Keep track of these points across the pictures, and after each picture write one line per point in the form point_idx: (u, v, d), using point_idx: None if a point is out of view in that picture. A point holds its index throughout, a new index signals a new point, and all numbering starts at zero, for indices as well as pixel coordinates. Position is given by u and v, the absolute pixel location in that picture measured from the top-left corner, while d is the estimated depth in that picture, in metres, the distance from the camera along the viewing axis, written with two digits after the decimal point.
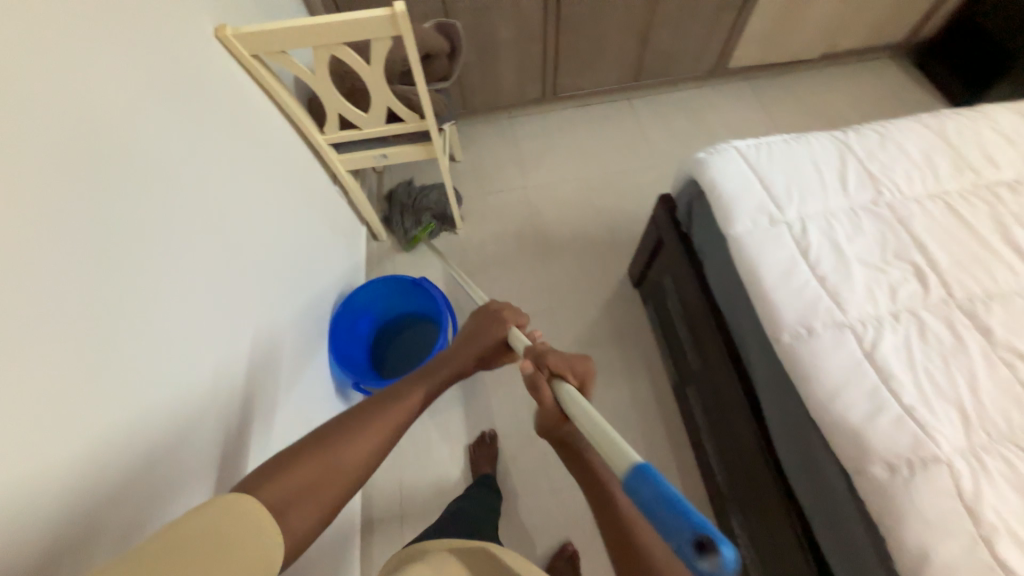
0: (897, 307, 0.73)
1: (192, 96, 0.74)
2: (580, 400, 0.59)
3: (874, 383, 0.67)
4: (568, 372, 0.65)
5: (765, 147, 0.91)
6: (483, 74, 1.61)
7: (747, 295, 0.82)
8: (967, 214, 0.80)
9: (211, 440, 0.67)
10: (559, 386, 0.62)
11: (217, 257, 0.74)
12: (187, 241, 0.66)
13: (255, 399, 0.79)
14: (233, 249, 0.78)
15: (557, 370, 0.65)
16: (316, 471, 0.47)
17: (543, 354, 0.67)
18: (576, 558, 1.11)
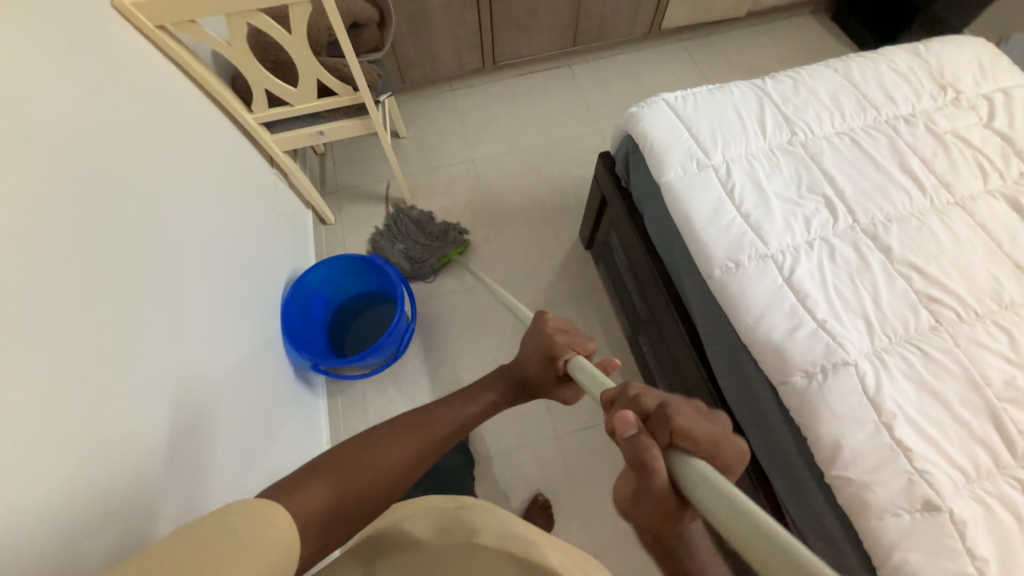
0: (812, 235, 0.80)
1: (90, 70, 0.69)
2: (732, 493, 0.38)
3: (793, 304, 0.73)
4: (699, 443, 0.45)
5: (691, 98, 0.96)
6: (418, 45, 1.57)
7: (682, 238, 0.87)
8: (869, 147, 0.88)
9: (155, 422, 0.65)
10: (684, 460, 0.43)
11: (139, 233, 0.70)
12: (104, 223, 0.64)
13: (203, 386, 0.77)
14: (162, 233, 0.75)
15: (680, 436, 0.45)
16: (331, 496, 0.52)
17: (666, 409, 0.47)
18: (549, 507, 1.16)
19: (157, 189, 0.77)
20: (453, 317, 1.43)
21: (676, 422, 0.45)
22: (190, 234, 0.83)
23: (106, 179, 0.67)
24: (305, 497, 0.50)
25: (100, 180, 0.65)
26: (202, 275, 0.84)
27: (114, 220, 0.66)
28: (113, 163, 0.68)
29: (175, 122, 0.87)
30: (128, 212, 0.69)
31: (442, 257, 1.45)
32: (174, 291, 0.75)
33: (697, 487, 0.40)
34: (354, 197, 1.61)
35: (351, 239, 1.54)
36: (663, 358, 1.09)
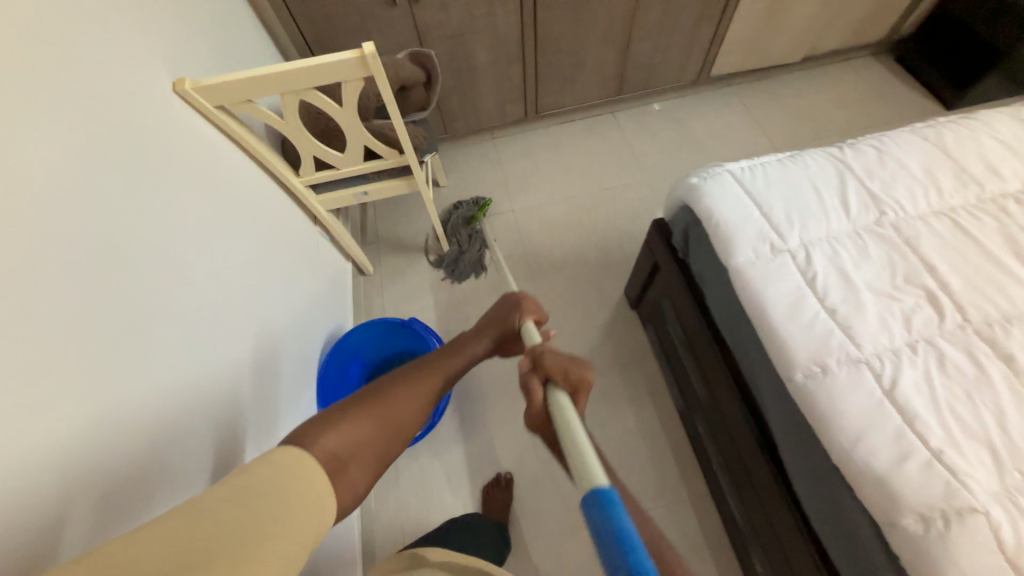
0: (913, 336, 0.69)
1: (153, 162, 0.69)
2: (569, 420, 0.54)
3: (897, 426, 0.63)
4: (562, 375, 0.62)
5: (759, 170, 0.88)
6: (462, 98, 1.57)
7: (754, 330, 0.78)
8: (975, 230, 0.77)
9: (203, 406, 0.69)
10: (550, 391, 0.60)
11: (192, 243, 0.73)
12: (151, 329, 0.61)
13: (249, 358, 0.83)
14: (209, 321, 0.73)
15: (551, 373, 0.62)
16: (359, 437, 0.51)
17: (540, 354, 0.65)
18: None
19: (206, 274, 0.75)
20: (490, 378, 1.37)
21: (545, 362, 0.63)
22: (235, 313, 0.81)
23: (159, 277, 0.65)
24: (346, 435, 0.49)
25: (153, 279, 0.63)
26: (244, 356, 0.81)
27: (163, 320, 0.64)
28: (166, 258, 0.67)
29: (227, 198, 0.87)
30: (184, 235, 0.72)
31: (470, 219, 1.53)
32: (212, 385, 0.72)
33: (551, 407, 0.58)
34: (392, 247, 1.59)
35: (388, 290, 1.52)
36: (726, 449, 0.98)
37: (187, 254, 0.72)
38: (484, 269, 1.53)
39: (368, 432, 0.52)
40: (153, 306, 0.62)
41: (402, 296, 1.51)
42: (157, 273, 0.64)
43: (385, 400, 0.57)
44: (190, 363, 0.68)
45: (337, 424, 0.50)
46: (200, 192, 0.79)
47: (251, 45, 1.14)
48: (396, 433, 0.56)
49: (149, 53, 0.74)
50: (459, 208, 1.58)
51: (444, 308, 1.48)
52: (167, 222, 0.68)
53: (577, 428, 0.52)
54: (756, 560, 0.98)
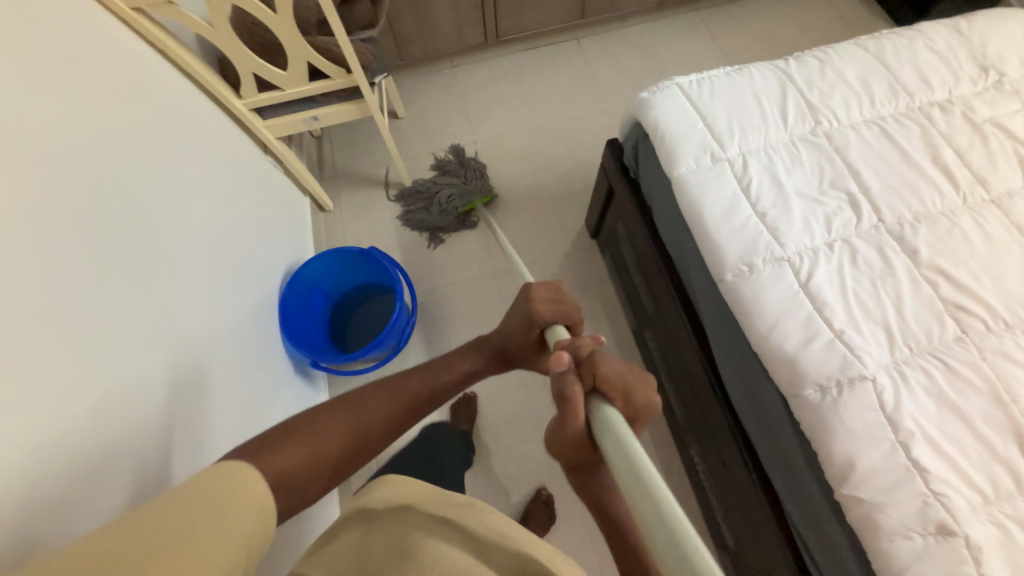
0: (832, 236, 0.75)
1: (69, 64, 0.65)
2: (644, 464, 0.42)
3: (808, 312, 0.69)
4: (616, 386, 0.54)
5: (707, 82, 0.89)
6: (416, 18, 1.48)
7: (693, 237, 0.83)
8: (900, 138, 0.81)
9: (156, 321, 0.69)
10: (599, 408, 0.52)
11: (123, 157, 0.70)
12: (88, 234, 0.61)
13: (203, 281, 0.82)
14: (154, 236, 0.73)
15: (602, 382, 0.54)
16: (305, 453, 0.52)
17: (593, 361, 0.56)
18: (552, 502, 1.16)
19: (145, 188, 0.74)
20: (454, 309, 1.40)
21: (601, 370, 0.54)
22: (184, 230, 0.80)
23: (89, 185, 0.63)
24: (280, 461, 0.49)
25: (83, 186, 0.62)
26: (198, 274, 0.82)
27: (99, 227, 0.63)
28: (97, 165, 0.65)
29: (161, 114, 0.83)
30: (111, 148, 0.69)
31: (468, 201, 1.46)
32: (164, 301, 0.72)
33: (606, 430, 0.49)
34: (353, 183, 1.56)
35: (350, 226, 1.51)
36: (671, 357, 1.07)
37: (118, 165, 0.69)
38: (436, 241, 1.48)
39: (311, 453, 0.52)
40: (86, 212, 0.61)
41: (365, 231, 1.50)
42: (87, 178, 0.63)
43: (327, 424, 0.56)
44: (135, 278, 0.67)
45: (271, 450, 0.50)
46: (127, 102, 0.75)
47: None
48: (335, 458, 0.55)
49: None
50: (471, 180, 1.50)
51: (407, 243, 1.48)
52: (90, 129, 0.66)
53: (648, 464, 0.42)
54: (695, 453, 1.09)
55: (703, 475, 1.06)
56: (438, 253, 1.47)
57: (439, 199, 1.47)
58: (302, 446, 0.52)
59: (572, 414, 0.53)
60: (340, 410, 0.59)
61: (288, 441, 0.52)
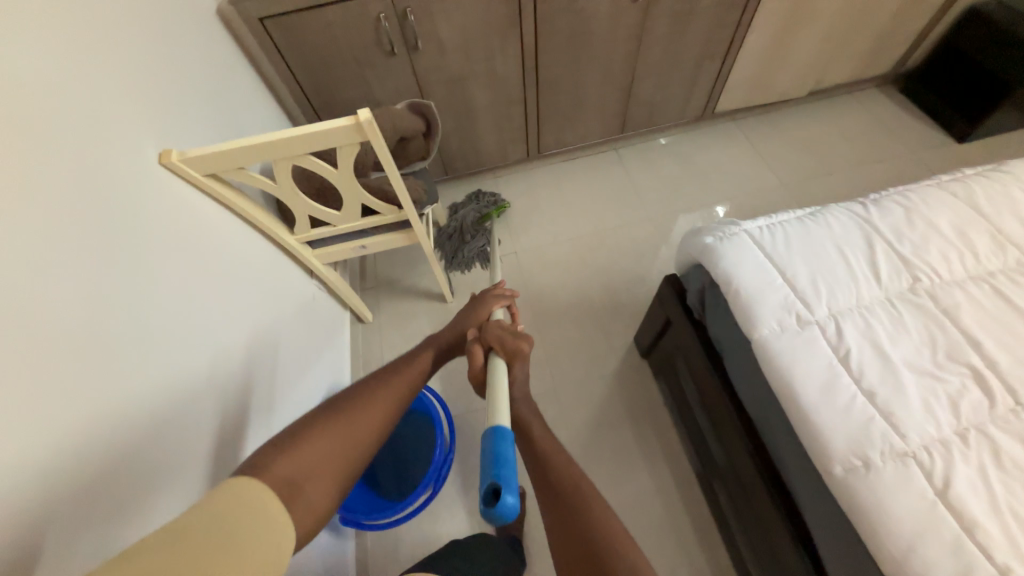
0: (962, 424, 0.63)
1: (139, 244, 0.64)
2: (496, 381, 0.65)
3: (955, 534, 0.56)
4: (500, 346, 0.72)
5: (779, 229, 0.83)
6: (462, 139, 1.54)
7: (782, 408, 0.72)
8: (1019, 299, 0.71)
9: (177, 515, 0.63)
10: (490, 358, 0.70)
11: (176, 330, 0.68)
12: (125, 439, 0.56)
13: (233, 443, 0.77)
14: (191, 417, 0.68)
15: (491, 343, 0.73)
16: (322, 450, 0.51)
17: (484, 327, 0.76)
18: None
19: (192, 365, 0.70)
20: None
21: (487, 333, 0.73)
22: (223, 400, 0.76)
23: (136, 378, 0.59)
24: (308, 455, 0.49)
25: (128, 384, 0.58)
26: (230, 448, 0.76)
27: (137, 428, 0.58)
28: (148, 354, 0.62)
29: (220, 271, 0.82)
30: (166, 326, 0.66)
31: (483, 214, 1.58)
32: (189, 486, 0.65)
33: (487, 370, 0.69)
34: (392, 292, 1.55)
35: (388, 338, 1.47)
36: (751, 525, 0.91)
37: (171, 341, 0.67)
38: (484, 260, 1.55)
39: (329, 451, 0.51)
40: (130, 413, 0.57)
41: (402, 344, 1.45)
42: (136, 372, 0.59)
43: (354, 413, 0.56)
44: (165, 473, 0.61)
45: (293, 447, 0.49)
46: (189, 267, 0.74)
47: (249, 97, 1.11)
48: (366, 444, 0.56)
49: (136, 123, 0.70)
50: (478, 199, 1.63)
51: None
52: (150, 314, 0.64)
53: (500, 380, 0.65)
54: None
55: None
56: None
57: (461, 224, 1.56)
58: (329, 435, 0.53)
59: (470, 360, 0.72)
60: (362, 399, 0.59)
61: (314, 433, 0.52)
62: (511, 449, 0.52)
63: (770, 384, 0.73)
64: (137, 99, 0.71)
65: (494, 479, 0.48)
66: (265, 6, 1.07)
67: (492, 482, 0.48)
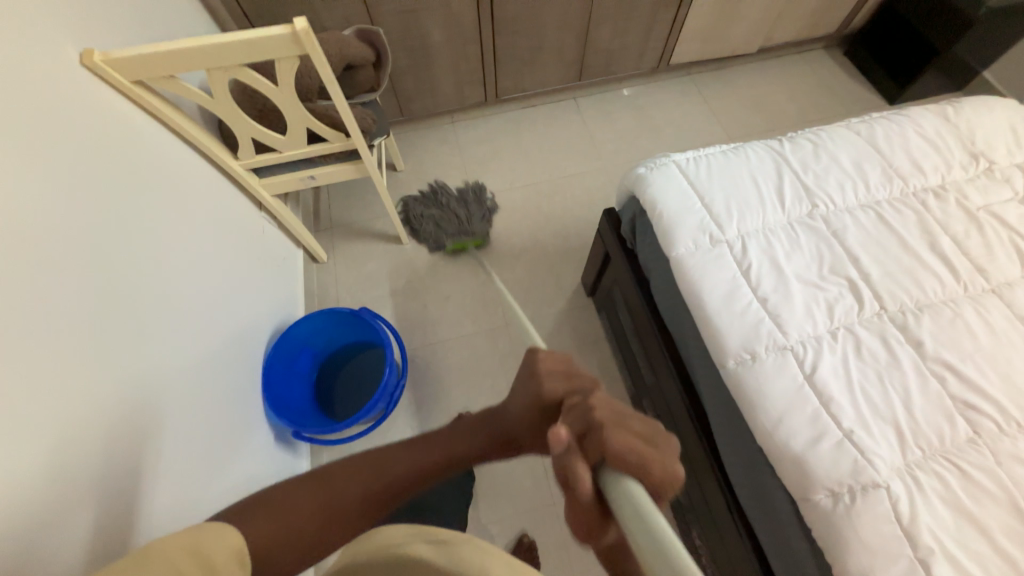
0: (835, 324, 0.73)
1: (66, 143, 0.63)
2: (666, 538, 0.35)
3: (815, 408, 0.67)
4: (629, 466, 0.43)
5: (704, 161, 0.89)
6: (418, 78, 1.51)
7: (693, 318, 0.81)
8: (896, 223, 0.81)
9: (125, 395, 0.65)
10: (620, 482, 0.41)
11: (109, 226, 0.68)
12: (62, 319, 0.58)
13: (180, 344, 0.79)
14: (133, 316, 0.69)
15: (610, 457, 0.43)
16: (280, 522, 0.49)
17: (602, 419, 0.47)
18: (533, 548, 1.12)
19: (132, 269, 0.71)
20: (445, 368, 1.36)
21: (603, 441, 0.44)
22: (167, 309, 0.77)
23: (73, 269, 0.60)
24: (259, 523, 0.48)
25: (65, 271, 0.59)
26: (177, 354, 0.78)
27: (76, 317, 0.59)
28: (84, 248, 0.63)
29: (155, 184, 0.81)
30: (100, 220, 0.66)
31: (456, 242, 1.47)
32: (134, 374, 0.67)
33: (625, 511, 0.40)
34: (348, 234, 1.55)
35: (344, 277, 1.48)
36: (670, 431, 1.02)
37: (104, 232, 0.67)
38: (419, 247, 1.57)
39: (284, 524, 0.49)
40: (67, 301, 0.59)
41: (358, 283, 1.47)
42: (70, 262, 0.60)
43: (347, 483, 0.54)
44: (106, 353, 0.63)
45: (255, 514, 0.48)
46: (119, 173, 0.73)
47: (183, 13, 1.05)
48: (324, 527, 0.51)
49: (51, 16, 0.67)
50: (474, 221, 1.50)
51: (402, 296, 1.46)
52: (84, 210, 0.64)
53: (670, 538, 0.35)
54: (695, 534, 1.03)
55: (704, 561, 1.00)
56: (432, 307, 1.45)
57: (434, 224, 1.50)
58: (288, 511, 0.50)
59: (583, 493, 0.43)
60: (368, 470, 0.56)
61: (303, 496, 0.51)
62: None
63: (684, 298, 0.81)
64: None
65: None
66: None
67: None
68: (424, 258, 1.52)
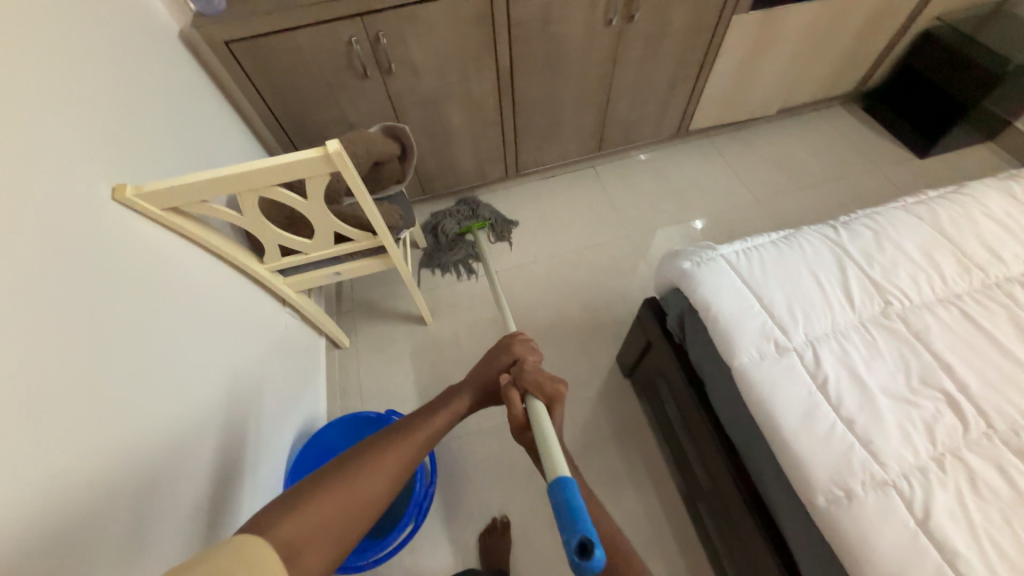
0: (938, 450, 0.64)
1: (96, 289, 0.60)
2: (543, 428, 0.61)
3: (938, 566, 0.56)
4: (538, 390, 0.68)
5: (755, 254, 0.83)
6: (439, 159, 1.52)
7: (764, 436, 0.71)
8: (984, 321, 0.73)
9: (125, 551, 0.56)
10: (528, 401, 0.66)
11: (133, 363, 0.63)
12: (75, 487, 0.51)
13: (195, 469, 0.71)
14: (161, 471, 0.64)
15: (529, 387, 0.69)
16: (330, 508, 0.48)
17: (522, 372, 0.72)
18: None
19: (160, 417, 0.66)
20: (475, 463, 1.26)
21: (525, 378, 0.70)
22: (194, 450, 0.72)
23: (100, 438, 0.55)
24: (305, 521, 0.46)
25: (88, 442, 0.54)
26: (200, 500, 0.71)
27: (98, 497, 0.54)
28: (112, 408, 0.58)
29: (185, 308, 0.77)
30: (125, 360, 0.62)
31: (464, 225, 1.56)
32: (137, 522, 0.59)
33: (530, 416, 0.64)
34: (370, 316, 1.50)
35: (367, 363, 1.42)
36: (737, 549, 0.90)
37: (127, 372, 0.62)
38: (465, 273, 1.57)
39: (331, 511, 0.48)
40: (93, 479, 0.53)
41: (381, 369, 1.41)
42: (98, 428, 0.55)
43: (349, 481, 0.51)
44: (111, 509, 0.55)
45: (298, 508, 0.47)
46: (153, 307, 0.69)
47: (216, 122, 1.07)
48: (368, 507, 0.51)
49: (90, 156, 0.66)
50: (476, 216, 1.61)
51: (426, 381, 1.38)
52: (113, 363, 0.59)
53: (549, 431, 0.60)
54: None
55: None
56: None
57: (441, 232, 1.58)
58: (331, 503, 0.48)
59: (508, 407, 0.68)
60: (364, 461, 0.54)
61: (313, 497, 0.48)
62: (581, 497, 0.48)
63: (753, 413, 0.73)
64: (95, 131, 0.67)
65: (579, 532, 0.43)
66: (230, 29, 1.03)
67: (578, 537, 0.42)
68: (449, 340, 1.46)
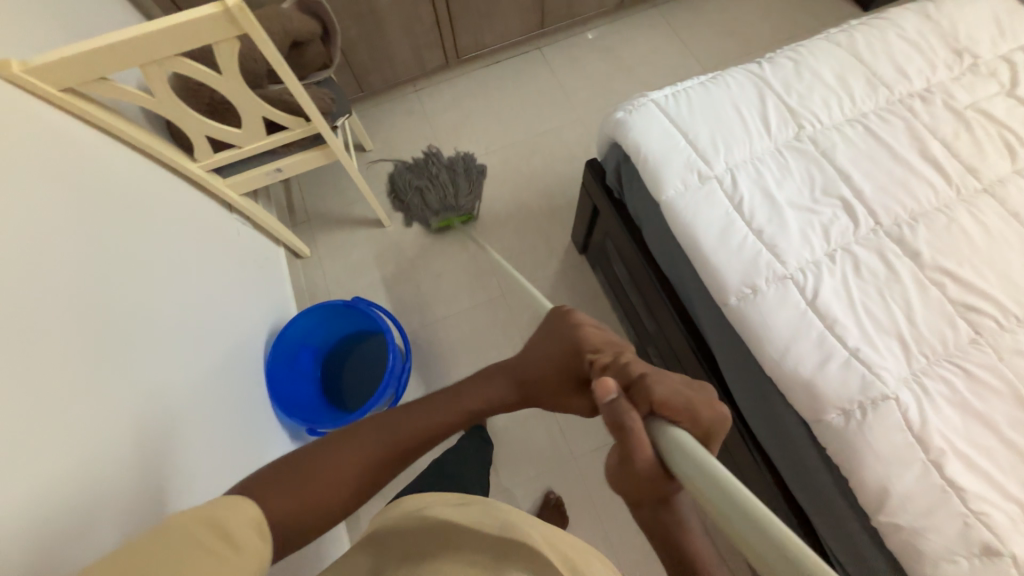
0: (832, 246, 0.73)
1: (14, 172, 0.59)
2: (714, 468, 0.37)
3: (820, 332, 0.67)
4: (683, 415, 0.45)
5: (683, 96, 0.86)
6: (372, 47, 1.42)
7: (689, 260, 0.79)
8: (885, 134, 0.79)
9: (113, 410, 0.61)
10: (667, 431, 0.42)
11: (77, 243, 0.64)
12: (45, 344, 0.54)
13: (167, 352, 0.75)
14: (180, 438, 0.71)
15: (664, 408, 0.44)
16: (309, 490, 0.49)
17: (646, 379, 0.47)
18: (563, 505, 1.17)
19: (171, 397, 0.72)
20: (448, 345, 1.35)
21: (657, 394, 0.45)
22: (195, 405, 0.77)
23: (61, 312, 0.58)
24: (284, 502, 0.47)
25: (49, 314, 0.56)
26: (196, 414, 0.77)
27: (79, 365, 0.58)
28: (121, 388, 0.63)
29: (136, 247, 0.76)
30: (61, 240, 0.62)
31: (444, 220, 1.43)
32: (120, 389, 0.63)
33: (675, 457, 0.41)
34: (327, 224, 1.50)
35: (331, 269, 1.45)
36: None
37: (68, 252, 0.62)
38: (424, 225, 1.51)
39: (310, 496, 0.49)
40: (131, 459, 0.61)
41: (345, 273, 1.44)
42: (113, 408, 0.61)
43: (342, 462, 0.52)
44: (89, 371, 0.59)
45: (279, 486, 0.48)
46: (119, 283, 0.70)
47: (103, 6, 0.96)
48: (349, 491, 0.52)
49: None
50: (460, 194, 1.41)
51: (392, 279, 1.43)
52: (77, 302, 0.61)
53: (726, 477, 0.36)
54: None
55: None
56: (425, 287, 1.42)
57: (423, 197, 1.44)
58: (309, 484, 0.49)
59: (637, 446, 0.42)
60: (357, 441, 0.55)
61: (291, 479, 0.49)
62: None
63: (680, 242, 0.80)
64: None
65: None
66: None
67: None
68: (410, 239, 1.48)
